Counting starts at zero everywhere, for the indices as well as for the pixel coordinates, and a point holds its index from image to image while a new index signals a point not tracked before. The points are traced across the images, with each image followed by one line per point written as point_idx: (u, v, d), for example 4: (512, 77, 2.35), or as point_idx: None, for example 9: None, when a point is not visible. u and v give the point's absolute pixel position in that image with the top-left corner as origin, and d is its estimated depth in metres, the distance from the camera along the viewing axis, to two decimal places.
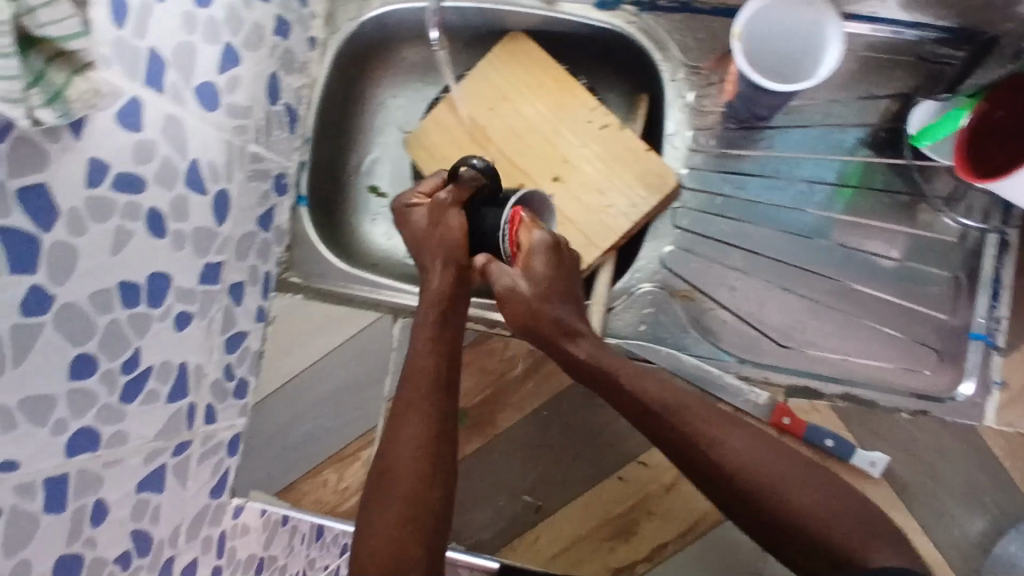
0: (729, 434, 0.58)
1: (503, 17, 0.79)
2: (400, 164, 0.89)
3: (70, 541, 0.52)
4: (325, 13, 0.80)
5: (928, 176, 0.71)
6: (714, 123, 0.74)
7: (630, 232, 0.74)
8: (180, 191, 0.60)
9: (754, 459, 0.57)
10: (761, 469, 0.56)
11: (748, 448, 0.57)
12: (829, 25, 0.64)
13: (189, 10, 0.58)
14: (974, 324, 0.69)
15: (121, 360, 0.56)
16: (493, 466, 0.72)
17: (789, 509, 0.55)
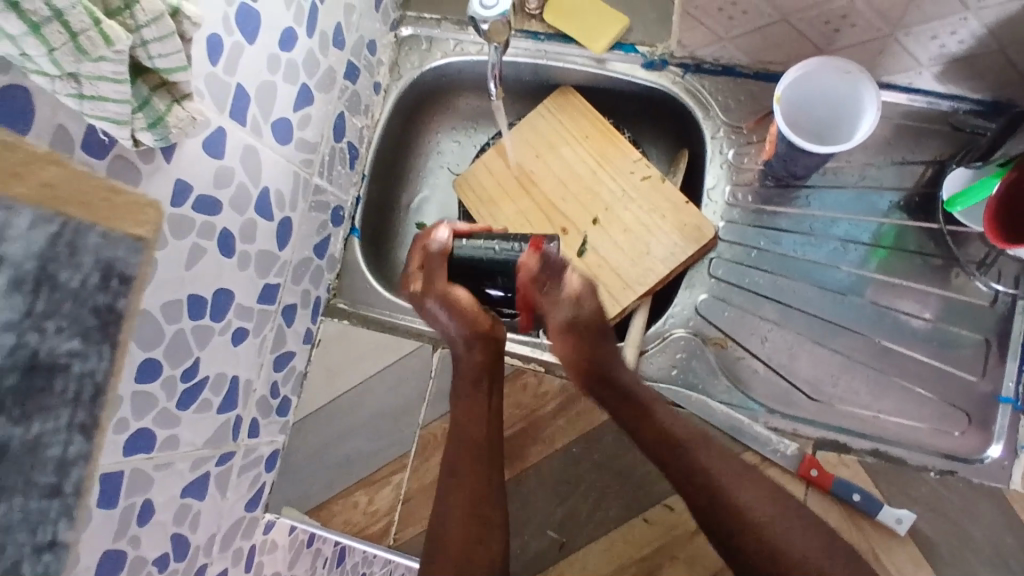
0: (742, 476, 0.63)
1: (555, 73, 0.84)
2: (447, 203, 0.94)
3: (116, 537, 0.55)
4: (390, 62, 0.87)
5: (962, 241, 0.73)
6: (752, 179, 0.77)
7: (667, 278, 0.76)
8: (249, 215, 0.65)
9: (766, 502, 0.62)
10: (767, 509, 0.61)
11: (757, 498, 0.62)
12: (865, 92, 0.67)
13: (274, 54, 0.64)
14: (1004, 388, 0.70)
15: (181, 368, 0.60)
16: (521, 498, 0.73)
17: (796, 556, 0.58)
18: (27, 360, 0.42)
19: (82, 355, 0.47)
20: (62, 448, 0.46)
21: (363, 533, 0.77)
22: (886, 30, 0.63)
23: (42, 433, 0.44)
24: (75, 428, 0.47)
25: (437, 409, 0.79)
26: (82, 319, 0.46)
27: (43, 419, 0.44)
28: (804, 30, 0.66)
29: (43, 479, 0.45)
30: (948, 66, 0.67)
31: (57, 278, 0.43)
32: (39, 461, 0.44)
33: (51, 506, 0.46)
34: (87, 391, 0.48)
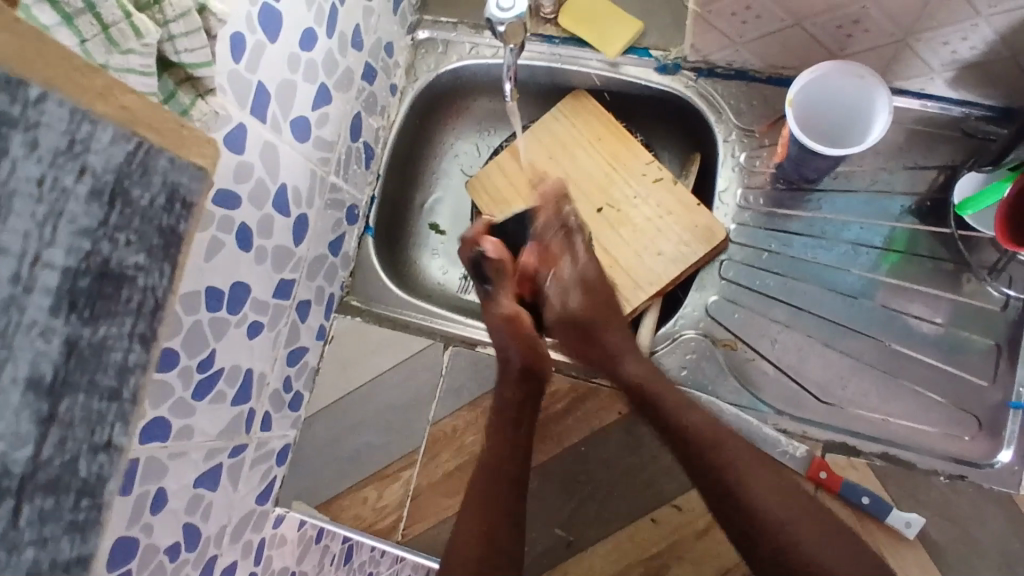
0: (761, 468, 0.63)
1: (569, 76, 0.85)
2: (460, 204, 0.95)
3: (130, 524, 0.55)
4: (406, 64, 0.88)
5: (975, 245, 0.73)
6: (764, 183, 0.78)
7: (677, 279, 0.77)
8: (267, 211, 0.66)
9: (767, 480, 0.63)
10: (793, 524, 0.60)
11: (788, 509, 0.61)
12: (878, 98, 0.68)
13: (295, 53, 0.65)
14: (1014, 393, 0.70)
15: (198, 358, 0.61)
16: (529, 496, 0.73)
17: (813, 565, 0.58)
18: (98, 267, 0.37)
19: (150, 270, 0.39)
20: (123, 355, 0.39)
21: (371, 528, 0.78)
22: (899, 35, 0.64)
23: (108, 338, 0.38)
24: (22, 388, 0.34)
25: (447, 406, 0.80)
26: (150, 236, 0.38)
27: (8, 366, 0.33)
28: (817, 35, 0.67)
29: (22, 441, 0.35)
30: (962, 71, 0.67)
31: (129, 194, 0.37)
32: (103, 368, 0.38)
33: (109, 410, 0.39)
34: (152, 306, 0.40)
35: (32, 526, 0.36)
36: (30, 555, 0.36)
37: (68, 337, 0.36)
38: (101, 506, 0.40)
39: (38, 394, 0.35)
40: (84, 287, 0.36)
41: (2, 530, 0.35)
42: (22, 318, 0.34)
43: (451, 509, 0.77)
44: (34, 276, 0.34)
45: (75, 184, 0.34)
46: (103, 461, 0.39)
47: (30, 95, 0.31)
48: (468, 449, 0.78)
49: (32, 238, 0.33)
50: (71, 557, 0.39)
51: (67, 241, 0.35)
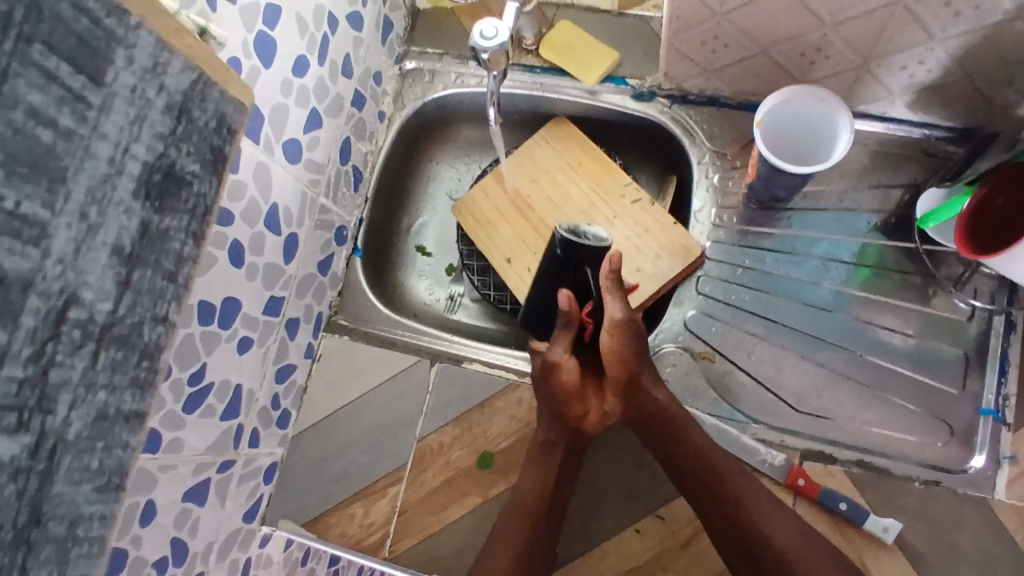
0: (769, 507, 0.68)
1: (550, 104, 0.89)
2: (446, 228, 0.98)
3: (119, 536, 0.56)
4: (394, 92, 0.92)
5: (939, 259, 0.77)
6: (737, 203, 0.81)
7: (657, 293, 0.79)
8: (260, 228, 0.68)
9: (789, 531, 0.67)
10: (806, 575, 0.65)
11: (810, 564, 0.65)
12: (840, 118, 0.71)
13: (288, 78, 0.69)
14: (984, 400, 0.73)
15: (189, 371, 0.62)
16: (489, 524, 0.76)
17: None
18: (165, 168, 0.45)
19: (201, 179, 0.48)
20: (180, 246, 0.48)
21: (358, 546, 0.78)
22: (858, 61, 0.68)
23: (170, 229, 0.46)
24: (109, 251, 0.42)
25: (434, 422, 0.81)
26: (204, 151, 0.48)
27: (102, 232, 0.41)
28: (782, 62, 0.72)
29: (106, 295, 0.43)
30: (919, 94, 0.72)
31: (191, 113, 0.45)
32: (164, 254, 0.46)
33: (167, 288, 0.48)
34: (201, 210, 0.49)
35: (106, 371, 0.44)
36: (104, 396, 0.44)
37: (144, 220, 0.44)
38: (155, 370, 0.48)
39: (120, 259, 0.43)
40: (156, 181, 0.44)
41: (84, 369, 0.42)
42: (114, 194, 0.41)
43: (436, 526, 0.78)
44: (125, 162, 0.41)
45: (154, 98, 0.42)
46: (161, 332, 0.48)
47: (131, 22, 0.39)
48: (453, 465, 0.79)
49: (124, 132, 0.41)
50: (131, 408, 0.47)
51: (148, 141, 0.43)
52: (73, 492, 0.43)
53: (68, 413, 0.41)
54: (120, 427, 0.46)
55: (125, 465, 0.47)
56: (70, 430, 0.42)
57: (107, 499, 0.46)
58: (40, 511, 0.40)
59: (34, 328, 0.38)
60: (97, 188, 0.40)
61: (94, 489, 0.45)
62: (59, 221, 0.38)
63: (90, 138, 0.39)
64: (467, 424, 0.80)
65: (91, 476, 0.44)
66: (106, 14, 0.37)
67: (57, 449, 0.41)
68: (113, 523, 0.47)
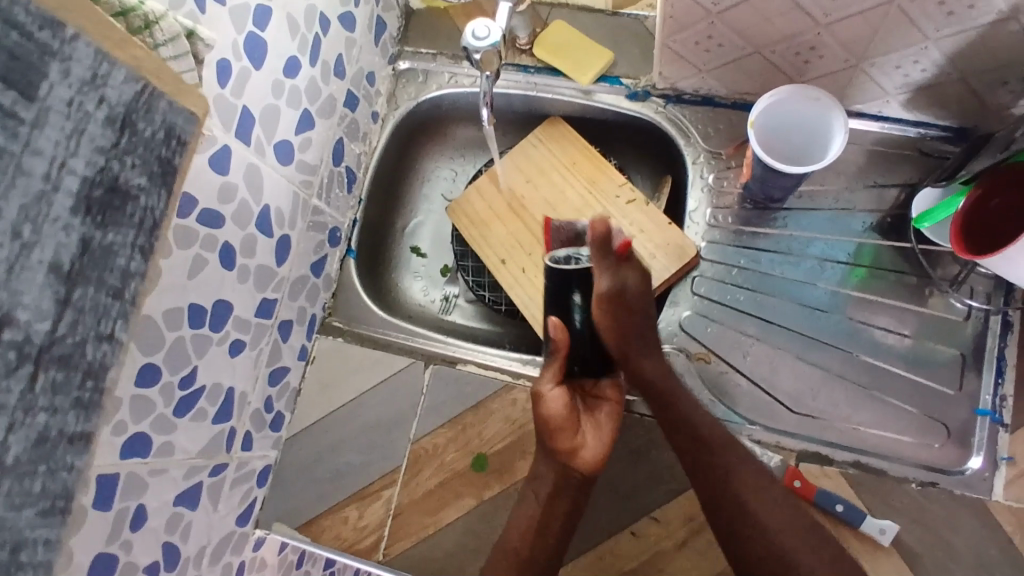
0: (770, 497, 0.67)
1: (545, 104, 0.88)
2: (441, 228, 0.98)
3: (109, 540, 0.55)
4: (387, 93, 0.91)
5: (935, 259, 0.76)
6: (733, 203, 0.81)
7: (652, 294, 0.79)
8: (251, 230, 0.68)
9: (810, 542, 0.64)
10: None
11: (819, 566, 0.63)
12: (836, 118, 0.71)
13: (279, 79, 0.68)
14: (981, 401, 0.72)
15: (180, 375, 0.62)
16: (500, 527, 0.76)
17: None
18: (108, 182, 0.44)
19: (150, 193, 0.48)
20: (126, 261, 0.47)
21: (353, 549, 0.78)
22: (853, 60, 0.68)
23: (115, 244, 0.45)
24: (46, 270, 0.41)
25: (429, 424, 0.80)
26: (151, 162, 0.47)
27: (38, 249, 0.40)
28: (777, 61, 0.71)
29: (44, 314, 0.41)
30: (914, 94, 0.72)
31: (136, 125, 0.45)
32: (109, 270, 0.46)
33: (112, 305, 0.47)
34: (150, 225, 0.48)
35: (45, 393, 0.42)
36: (42, 419, 0.43)
37: (84, 236, 0.43)
38: (102, 389, 0.47)
39: (57, 277, 0.42)
40: (98, 197, 0.44)
41: (22, 391, 0.41)
42: (50, 212, 0.41)
43: (431, 528, 0.77)
44: (61, 177, 0.41)
45: (95, 110, 0.42)
46: (105, 350, 0.47)
47: (66, 35, 0.39)
48: (448, 467, 0.79)
49: (61, 146, 0.40)
50: (76, 430, 0.46)
51: (87, 155, 0.42)
52: (13, 518, 0.42)
53: (4, 437, 0.40)
54: (64, 450, 0.45)
55: (68, 485, 0.46)
56: (9, 453, 0.41)
57: (50, 523, 0.45)
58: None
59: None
60: (32, 207, 0.39)
61: (39, 513, 0.44)
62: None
63: (21, 154, 0.38)
64: (461, 424, 0.80)
65: (34, 499, 0.43)
66: (39, 27, 0.37)
67: None
68: (57, 547, 0.46)
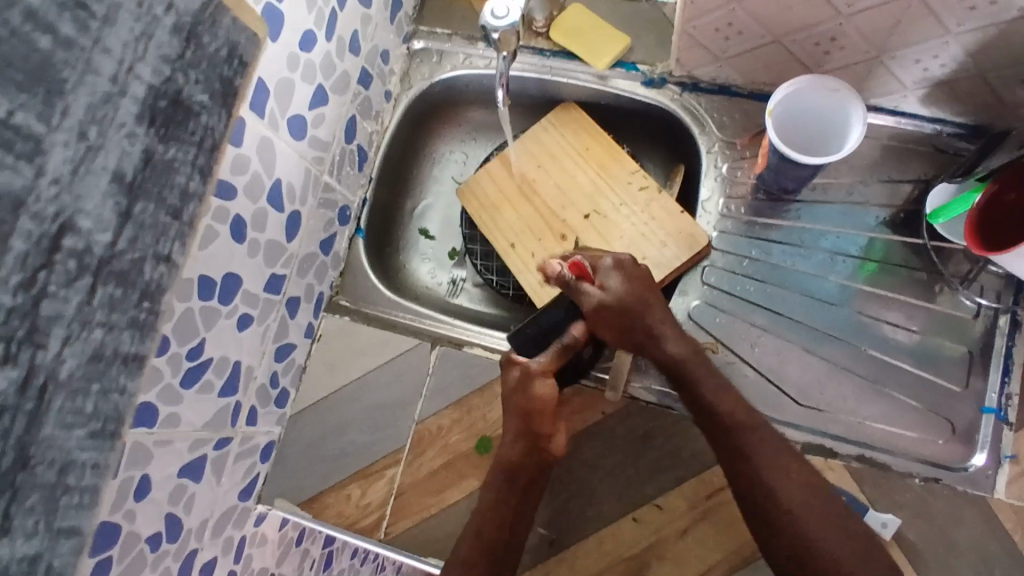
0: (786, 467, 0.64)
1: (559, 88, 0.88)
2: (450, 211, 0.97)
3: (113, 510, 0.55)
4: (401, 72, 0.90)
5: (946, 256, 0.76)
6: (745, 193, 0.80)
7: (662, 282, 0.79)
8: (262, 204, 0.67)
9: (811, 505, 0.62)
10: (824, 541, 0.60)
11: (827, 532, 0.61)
12: (854, 110, 0.71)
13: (294, 52, 0.67)
14: (986, 399, 0.72)
15: (188, 347, 0.61)
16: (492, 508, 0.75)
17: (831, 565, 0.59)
18: (173, 95, 0.40)
19: (212, 112, 0.42)
20: (186, 180, 0.42)
21: (354, 527, 0.78)
22: (872, 53, 0.67)
23: (175, 160, 0.41)
24: (109, 178, 0.38)
25: (433, 405, 0.80)
26: (213, 81, 0.41)
27: (102, 153, 0.37)
28: (795, 51, 0.70)
29: (104, 225, 0.39)
30: (932, 89, 0.71)
31: (201, 39, 0.39)
32: (169, 188, 0.41)
33: (171, 226, 0.43)
34: (211, 145, 0.43)
35: (102, 309, 0.40)
36: (99, 335, 0.40)
37: (147, 148, 0.39)
38: (158, 313, 0.44)
39: (119, 187, 0.39)
40: (162, 109, 0.39)
41: (78, 304, 0.39)
42: (115, 116, 0.37)
43: (433, 508, 0.77)
44: (128, 83, 0.37)
45: (163, 16, 0.37)
46: (163, 272, 0.43)
47: None
48: (451, 448, 0.79)
49: (128, 48, 0.37)
50: (131, 352, 0.42)
51: (154, 63, 0.38)
52: (63, 437, 0.39)
53: (59, 350, 0.38)
54: (118, 370, 0.42)
55: (121, 409, 0.42)
56: (63, 367, 0.38)
57: (100, 447, 0.41)
58: (26, 454, 0.37)
59: (23, 253, 0.35)
60: (98, 109, 0.36)
61: (89, 433, 0.40)
62: (56, 137, 0.35)
63: (89, 50, 0.35)
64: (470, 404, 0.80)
65: (86, 420, 0.40)
66: None
67: (47, 389, 0.38)
68: (106, 473, 0.42)
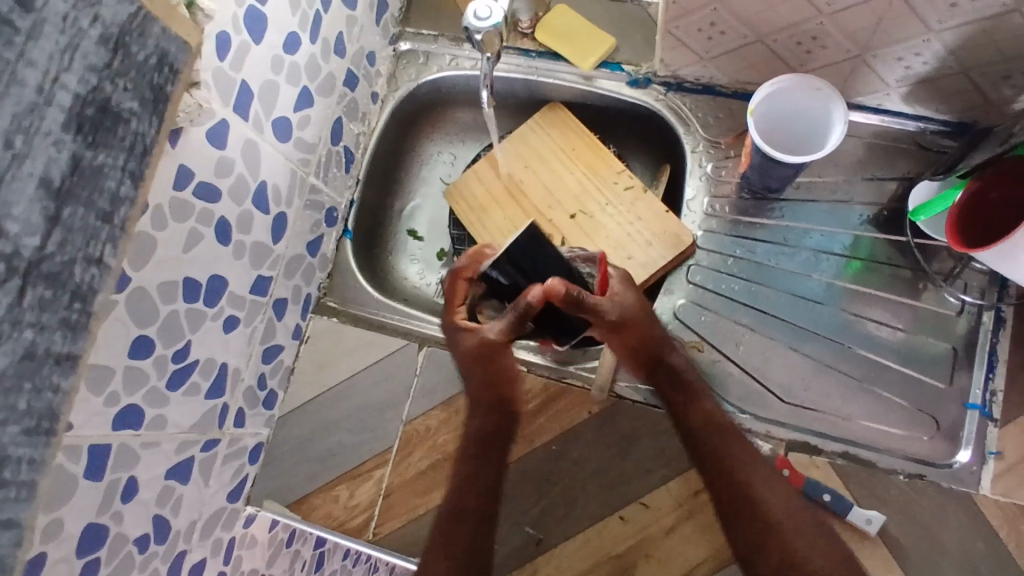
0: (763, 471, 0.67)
1: (546, 89, 0.88)
2: (439, 212, 0.98)
3: (100, 512, 0.55)
4: (388, 74, 0.91)
5: (931, 253, 0.76)
6: (731, 192, 0.81)
7: (648, 282, 0.79)
8: (247, 207, 0.68)
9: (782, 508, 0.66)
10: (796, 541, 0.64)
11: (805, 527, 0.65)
12: (837, 108, 0.71)
13: (278, 55, 0.68)
14: (971, 395, 0.73)
15: (173, 349, 0.61)
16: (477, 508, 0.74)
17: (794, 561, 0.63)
18: (100, 103, 0.44)
19: (141, 117, 0.47)
20: (115, 185, 0.46)
21: (343, 527, 0.78)
22: (855, 51, 0.68)
23: (105, 165, 0.45)
24: (36, 184, 0.40)
25: (422, 405, 0.80)
26: (142, 88, 0.46)
27: (27, 160, 0.40)
28: (779, 51, 0.71)
29: (32, 229, 0.41)
30: (915, 87, 0.72)
31: (128, 49, 0.44)
32: (98, 192, 0.45)
33: (101, 230, 0.46)
34: (140, 150, 0.48)
35: (32, 309, 0.42)
36: (30, 335, 0.42)
37: (74, 154, 0.42)
38: (88, 313, 0.46)
39: (47, 193, 0.41)
40: (89, 116, 0.43)
41: (9, 305, 0.40)
42: (42, 125, 0.40)
43: (420, 509, 0.78)
44: (53, 92, 0.40)
45: (89, 28, 0.41)
46: (93, 275, 0.46)
47: None
48: (439, 448, 0.79)
49: (54, 60, 0.40)
50: (61, 351, 0.45)
51: (80, 72, 0.42)
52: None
53: None
54: (49, 369, 0.44)
55: (53, 407, 0.45)
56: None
57: (33, 443, 0.44)
58: None
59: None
60: (25, 117, 0.39)
61: (23, 431, 0.43)
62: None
63: (14, 63, 0.38)
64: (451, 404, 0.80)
65: (18, 418, 0.42)
66: None
67: None
68: (41, 468, 0.45)
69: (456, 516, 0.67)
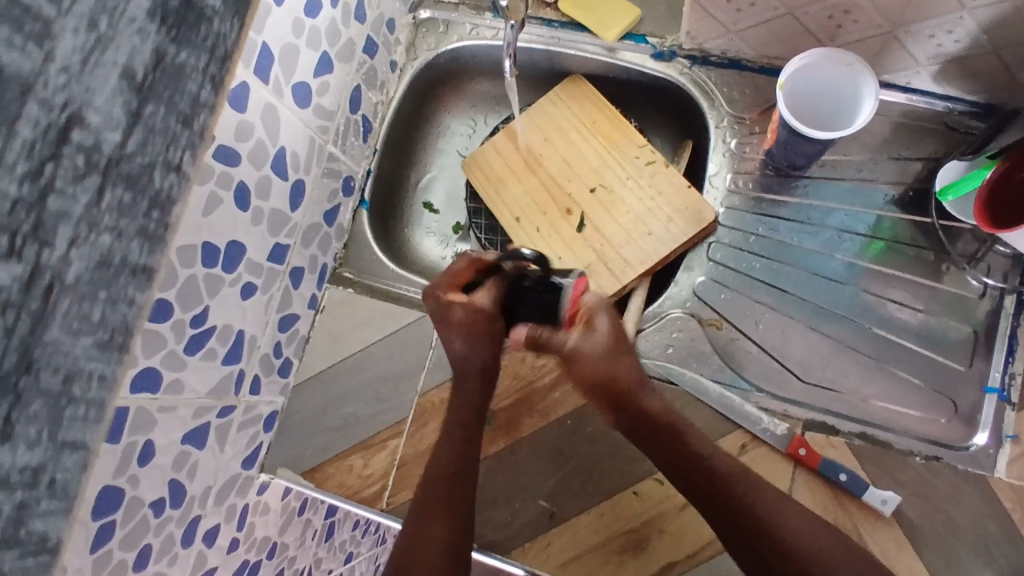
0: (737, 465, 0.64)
1: (567, 61, 0.87)
2: (455, 184, 0.97)
3: (117, 474, 0.55)
4: (407, 42, 0.89)
5: (955, 235, 0.75)
6: (754, 168, 0.80)
7: (666, 258, 0.79)
8: (266, 172, 0.67)
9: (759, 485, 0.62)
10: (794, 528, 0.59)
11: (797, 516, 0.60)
12: (867, 84, 0.69)
13: (300, 18, 0.66)
14: (990, 378, 0.72)
15: (192, 313, 0.61)
16: (487, 479, 0.74)
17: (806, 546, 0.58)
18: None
19: (224, 16, 0.42)
20: (197, 88, 0.42)
21: (356, 496, 0.79)
22: (886, 27, 0.66)
23: (187, 65, 0.40)
24: (120, 74, 0.37)
25: (436, 377, 0.80)
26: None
27: (110, 47, 0.36)
28: (808, 25, 0.69)
29: (114, 123, 0.37)
30: (945, 66, 0.70)
31: None
32: (180, 92, 0.41)
33: (182, 132, 0.42)
34: (221, 52, 0.43)
35: (111, 212, 0.39)
36: (109, 240, 0.39)
37: (158, 47, 0.38)
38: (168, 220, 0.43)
39: (129, 85, 0.37)
40: (173, 6, 0.38)
41: (90, 200, 0.37)
42: (126, 10, 0.36)
43: None
44: None
45: None
46: (174, 181, 0.43)
47: None
48: None
49: None
50: (140, 261, 0.42)
51: None
52: (70, 343, 0.38)
53: (67, 249, 0.37)
54: (126, 279, 0.41)
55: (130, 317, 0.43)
56: (70, 270, 0.37)
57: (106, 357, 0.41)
58: (30, 359, 0.36)
59: (29, 141, 0.33)
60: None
61: (96, 345, 0.40)
62: (65, 21, 0.33)
63: None
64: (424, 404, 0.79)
65: (92, 329, 0.40)
66: None
67: (54, 288, 0.37)
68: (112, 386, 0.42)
69: (440, 481, 0.63)
